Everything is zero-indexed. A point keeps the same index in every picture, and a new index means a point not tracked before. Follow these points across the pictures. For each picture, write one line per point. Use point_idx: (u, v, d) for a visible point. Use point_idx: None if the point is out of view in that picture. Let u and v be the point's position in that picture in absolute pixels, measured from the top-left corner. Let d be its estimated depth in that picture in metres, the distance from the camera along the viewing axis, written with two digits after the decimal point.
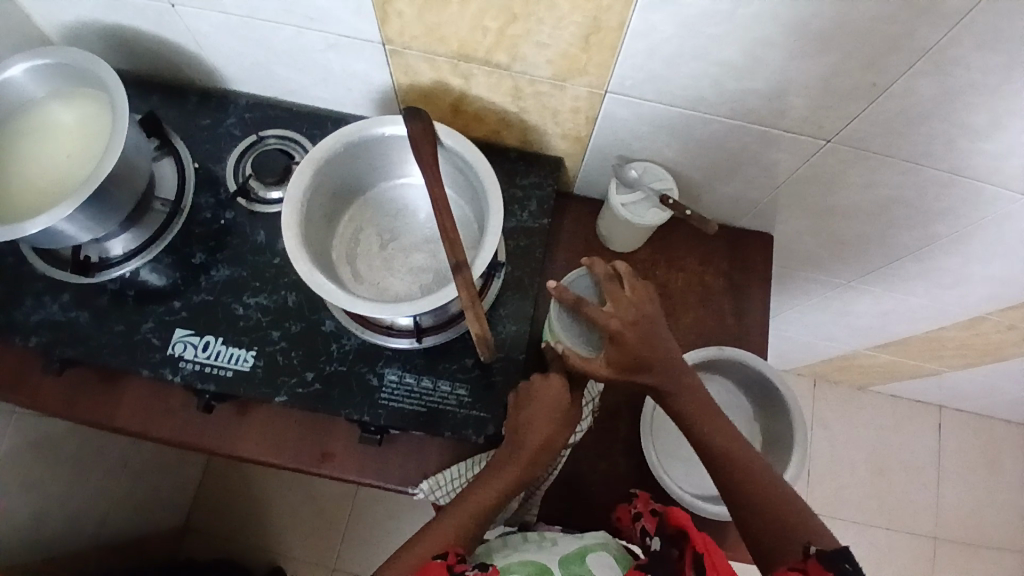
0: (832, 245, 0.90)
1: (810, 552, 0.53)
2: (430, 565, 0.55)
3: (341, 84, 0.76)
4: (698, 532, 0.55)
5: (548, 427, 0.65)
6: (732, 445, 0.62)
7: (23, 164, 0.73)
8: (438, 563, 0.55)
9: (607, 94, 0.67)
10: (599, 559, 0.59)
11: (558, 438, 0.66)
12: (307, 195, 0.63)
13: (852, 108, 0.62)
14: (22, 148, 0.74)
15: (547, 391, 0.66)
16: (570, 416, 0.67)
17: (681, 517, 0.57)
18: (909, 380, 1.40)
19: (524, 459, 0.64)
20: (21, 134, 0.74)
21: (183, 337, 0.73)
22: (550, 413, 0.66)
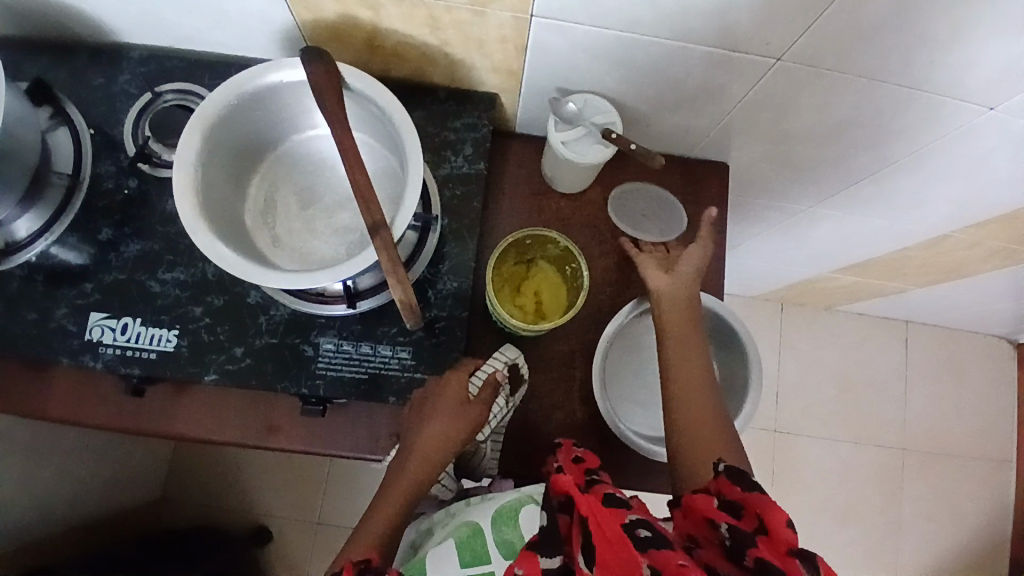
0: (788, 172, 0.86)
1: (719, 471, 0.54)
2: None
3: (240, 26, 0.67)
4: (584, 495, 0.48)
5: (447, 429, 0.65)
6: (681, 343, 0.65)
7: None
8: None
9: (533, 18, 0.60)
10: (532, 514, 0.58)
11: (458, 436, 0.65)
12: (201, 157, 0.56)
13: (800, 22, 0.56)
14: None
15: (446, 390, 0.66)
16: (473, 408, 0.66)
17: (565, 483, 0.49)
18: (874, 299, 1.40)
19: (423, 462, 0.64)
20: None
21: (100, 321, 0.68)
22: (453, 413, 0.65)
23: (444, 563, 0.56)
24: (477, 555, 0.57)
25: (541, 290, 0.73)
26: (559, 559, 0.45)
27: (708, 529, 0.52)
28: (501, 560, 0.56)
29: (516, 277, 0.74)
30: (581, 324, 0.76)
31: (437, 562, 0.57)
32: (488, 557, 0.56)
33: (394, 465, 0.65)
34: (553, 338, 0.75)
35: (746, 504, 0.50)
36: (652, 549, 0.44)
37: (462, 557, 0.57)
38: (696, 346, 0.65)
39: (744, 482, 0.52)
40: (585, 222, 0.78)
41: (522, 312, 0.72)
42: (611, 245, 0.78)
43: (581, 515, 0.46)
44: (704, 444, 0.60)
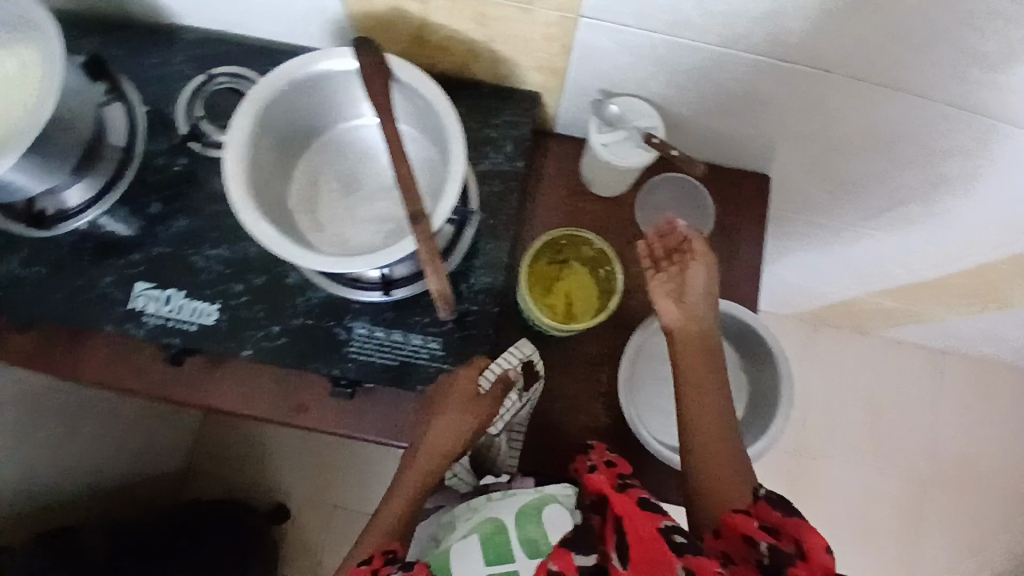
0: (833, 186, 0.84)
1: (759, 495, 0.56)
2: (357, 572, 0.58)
3: (292, 13, 0.69)
4: (617, 496, 0.53)
5: (453, 426, 0.67)
6: (696, 346, 0.65)
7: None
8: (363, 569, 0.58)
9: (581, 19, 0.60)
10: (554, 513, 0.58)
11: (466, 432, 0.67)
12: (253, 139, 0.58)
13: (848, 33, 0.56)
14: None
15: (457, 388, 0.67)
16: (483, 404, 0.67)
17: (600, 484, 0.55)
18: (912, 325, 1.36)
19: (432, 456, 0.67)
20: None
21: (144, 291, 0.70)
22: (462, 412, 0.66)
23: (467, 560, 0.56)
24: (500, 554, 0.56)
25: (572, 289, 0.73)
26: (595, 557, 0.50)
27: (744, 546, 0.54)
28: (524, 558, 0.55)
29: (548, 277, 0.74)
30: (609, 327, 0.76)
31: (460, 560, 0.56)
32: (511, 555, 0.55)
33: (407, 458, 0.69)
34: (581, 339, 0.76)
35: (783, 526, 0.53)
36: (686, 554, 0.47)
37: (487, 555, 0.56)
38: (714, 364, 0.65)
39: (782, 506, 0.54)
40: (620, 226, 0.78)
41: (552, 311, 0.73)
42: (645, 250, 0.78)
43: (615, 514, 0.52)
44: (732, 476, 0.59)
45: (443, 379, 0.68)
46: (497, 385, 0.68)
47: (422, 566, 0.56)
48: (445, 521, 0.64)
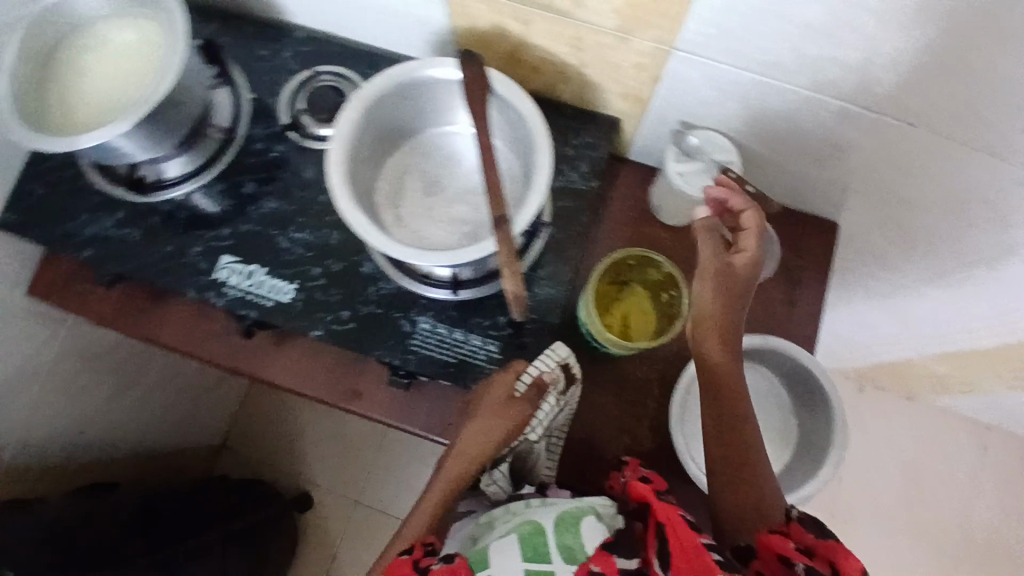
0: (899, 241, 0.84)
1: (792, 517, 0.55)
2: (396, 561, 0.58)
3: (399, 21, 0.74)
4: (660, 504, 0.55)
5: (486, 429, 0.65)
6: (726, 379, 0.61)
7: (67, 81, 0.74)
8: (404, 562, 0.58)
9: (674, 51, 0.63)
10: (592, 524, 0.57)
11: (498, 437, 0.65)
12: (356, 132, 0.62)
13: (939, 90, 0.57)
14: (67, 64, 0.75)
15: (492, 391, 0.66)
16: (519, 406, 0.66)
17: (642, 490, 0.57)
18: (961, 395, 1.33)
19: (460, 461, 0.65)
20: (70, 51, 0.75)
21: (229, 264, 0.75)
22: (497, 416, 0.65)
23: (505, 556, 0.55)
24: (537, 553, 0.55)
25: (631, 310, 0.75)
26: (636, 560, 0.53)
27: (781, 567, 0.52)
28: (562, 562, 0.54)
29: (607, 297, 0.75)
30: (663, 353, 0.77)
31: (498, 555, 0.56)
32: (548, 556, 0.54)
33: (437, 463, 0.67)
34: (633, 361, 0.77)
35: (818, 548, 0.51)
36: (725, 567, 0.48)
37: (523, 552, 0.55)
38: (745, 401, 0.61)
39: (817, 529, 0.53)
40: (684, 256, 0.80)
41: (609, 329, 0.74)
42: None
43: (657, 521, 0.53)
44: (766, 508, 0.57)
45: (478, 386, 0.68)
46: (533, 389, 0.67)
47: (461, 561, 0.56)
48: (483, 521, 0.64)
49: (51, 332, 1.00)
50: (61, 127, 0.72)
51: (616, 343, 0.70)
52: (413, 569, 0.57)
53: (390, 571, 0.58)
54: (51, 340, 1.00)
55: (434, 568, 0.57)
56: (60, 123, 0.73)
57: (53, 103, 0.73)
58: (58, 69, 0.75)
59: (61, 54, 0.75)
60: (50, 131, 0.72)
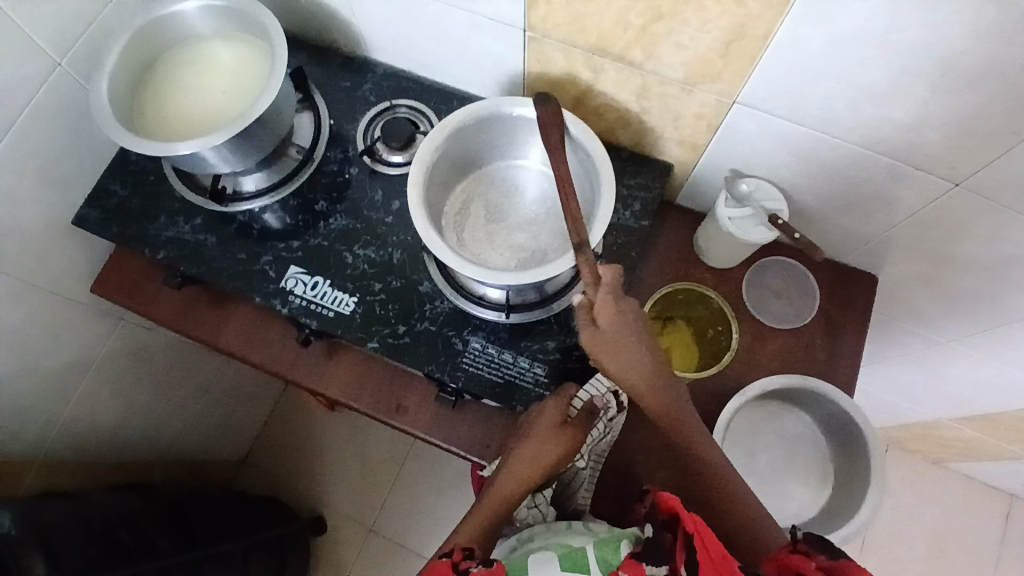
0: (938, 299, 0.86)
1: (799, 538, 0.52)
2: (436, 561, 0.58)
3: (475, 63, 0.80)
4: (689, 514, 0.54)
5: (539, 453, 0.66)
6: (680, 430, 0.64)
7: (166, 91, 0.81)
8: (445, 561, 0.58)
9: (736, 104, 0.67)
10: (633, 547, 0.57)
11: (549, 461, 0.66)
12: (434, 158, 0.68)
13: (989, 153, 0.60)
14: (168, 76, 0.82)
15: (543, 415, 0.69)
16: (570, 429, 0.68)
17: (671, 500, 0.56)
18: (990, 463, 1.31)
19: (510, 481, 0.66)
20: (172, 64, 0.82)
21: (296, 274, 0.79)
22: (546, 437, 0.67)
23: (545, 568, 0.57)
24: (576, 565, 0.56)
25: (678, 340, 0.81)
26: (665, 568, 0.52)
27: None
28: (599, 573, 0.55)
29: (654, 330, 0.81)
30: (703, 390, 0.79)
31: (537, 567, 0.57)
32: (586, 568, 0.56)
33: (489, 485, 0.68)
34: None
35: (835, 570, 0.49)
36: None
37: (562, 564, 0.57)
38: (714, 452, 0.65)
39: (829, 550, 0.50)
40: (726, 298, 0.83)
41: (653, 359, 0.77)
42: (747, 325, 0.82)
43: (685, 532, 0.53)
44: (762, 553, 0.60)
45: (529, 412, 0.71)
46: (583, 413, 0.69)
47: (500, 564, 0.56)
48: (524, 537, 0.66)
49: (108, 329, 1.04)
50: (155, 131, 0.79)
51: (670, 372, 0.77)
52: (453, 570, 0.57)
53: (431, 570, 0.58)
54: (107, 336, 1.04)
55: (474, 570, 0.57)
56: (154, 127, 0.79)
57: (149, 108, 0.80)
58: (160, 79, 0.82)
59: (164, 67, 0.82)
60: (144, 133, 0.78)
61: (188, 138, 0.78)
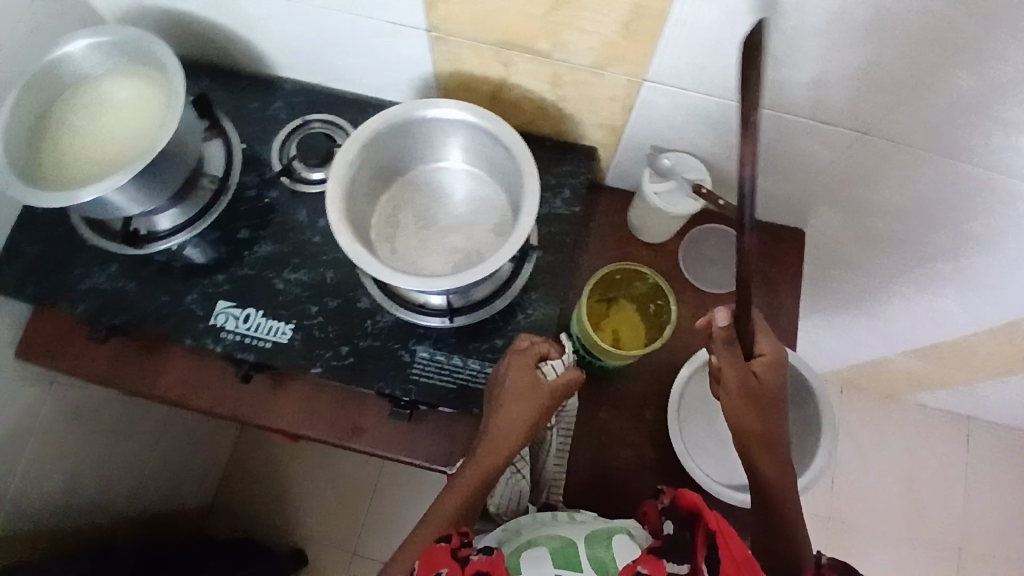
0: (865, 244, 0.90)
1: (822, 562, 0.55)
2: (435, 549, 0.60)
3: (385, 70, 0.79)
4: (711, 512, 0.57)
5: (511, 414, 0.66)
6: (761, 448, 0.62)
7: (62, 137, 0.76)
8: (442, 548, 0.60)
9: (646, 82, 0.68)
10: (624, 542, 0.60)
11: (524, 422, 0.66)
12: (351, 171, 0.66)
13: (889, 100, 0.63)
14: (61, 121, 0.77)
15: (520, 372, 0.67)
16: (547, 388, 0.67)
17: (693, 497, 0.59)
18: (938, 389, 1.38)
19: (499, 446, 0.66)
20: (64, 108, 0.77)
21: (225, 309, 0.76)
22: (528, 399, 0.66)
23: (540, 566, 0.58)
24: (569, 562, 0.58)
25: (623, 320, 0.78)
26: (687, 566, 0.54)
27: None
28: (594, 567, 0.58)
29: (596, 314, 0.78)
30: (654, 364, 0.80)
31: (531, 566, 0.59)
32: (580, 564, 0.58)
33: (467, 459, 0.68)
34: (628, 375, 0.80)
35: None
36: None
37: (555, 561, 0.59)
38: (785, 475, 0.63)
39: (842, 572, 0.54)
40: (666, 271, 0.84)
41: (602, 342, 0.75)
42: (689, 295, 0.83)
43: (708, 529, 0.56)
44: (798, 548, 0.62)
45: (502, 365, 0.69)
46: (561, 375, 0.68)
47: (500, 555, 0.58)
48: (510, 528, 0.67)
49: (41, 392, 0.98)
50: (53, 179, 0.74)
51: (610, 355, 0.74)
52: (452, 558, 0.59)
53: (429, 557, 0.59)
54: (41, 399, 0.98)
55: (474, 558, 0.58)
56: (53, 176, 0.74)
57: (46, 158, 0.75)
58: (52, 125, 0.77)
59: (57, 112, 0.77)
60: (44, 185, 0.73)
61: (92, 182, 0.73)
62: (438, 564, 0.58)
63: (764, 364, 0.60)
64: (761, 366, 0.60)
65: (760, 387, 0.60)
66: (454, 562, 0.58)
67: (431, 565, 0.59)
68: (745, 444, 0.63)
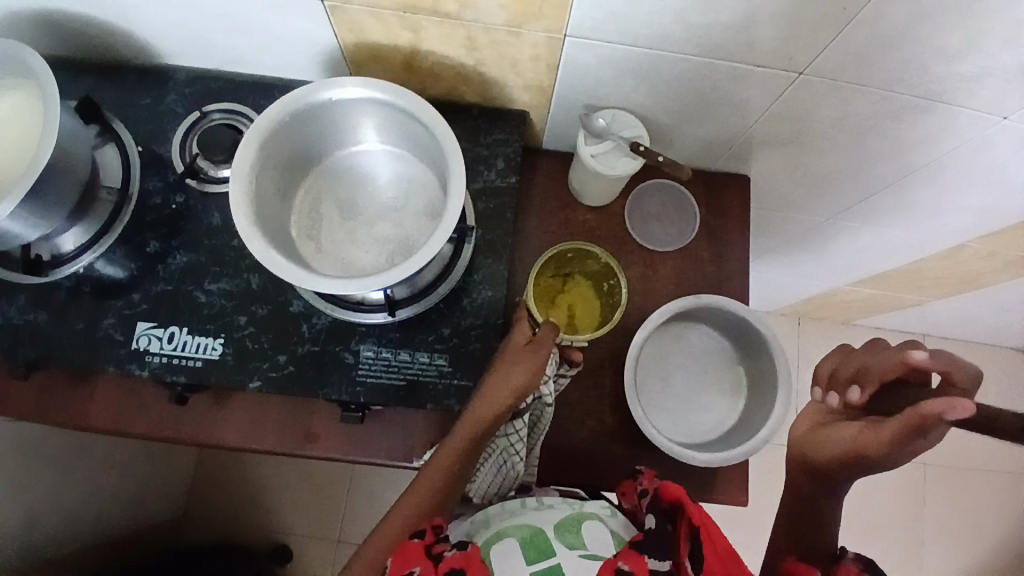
0: (809, 183, 0.88)
1: None
2: (408, 544, 0.57)
3: (284, 48, 0.72)
4: (694, 506, 0.59)
5: (506, 383, 0.63)
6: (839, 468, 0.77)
7: None
8: (417, 543, 0.57)
9: (567, 38, 0.63)
10: (595, 528, 0.59)
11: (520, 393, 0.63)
12: (254, 170, 0.60)
13: (823, 35, 0.59)
14: None
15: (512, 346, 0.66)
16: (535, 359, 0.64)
17: (677, 492, 0.60)
18: (891, 312, 1.41)
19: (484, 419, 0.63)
20: None
21: (146, 330, 0.70)
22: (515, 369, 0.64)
23: (511, 562, 0.56)
24: (541, 551, 0.57)
25: (579, 295, 0.78)
26: (670, 562, 0.55)
27: None
28: (565, 551, 0.56)
29: (552, 290, 0.78)
30: (609, 331, 0.77)
31: (502, 563, 0.56)
32: (552, 550, 0.56)
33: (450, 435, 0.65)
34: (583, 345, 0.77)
35: None
36: None
37: (527, 555, 0.57)
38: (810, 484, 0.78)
39: None
40: (612, 234, 0.81)
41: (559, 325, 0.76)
42: (638, 255, 0.80)
43: (693, 524, 0.58)
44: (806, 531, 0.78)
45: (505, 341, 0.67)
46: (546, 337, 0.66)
47: (475, 549, 0.55)
48: (477, 519, 0.63)
49: None
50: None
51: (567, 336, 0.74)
52: (425, 555, 0.56)
53: (401, 553, 0.57)
54: None
55: (447, 554, 0.55)
56: None
57: None
58: None
59: None
60: None
61: None
62: (409, 561, 0.56)
63: (921, 445, 0.74)
64: (920, 445, 0.75)
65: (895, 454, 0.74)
66: (427, 559, 0.56)
67: (405, 561, 0.56)
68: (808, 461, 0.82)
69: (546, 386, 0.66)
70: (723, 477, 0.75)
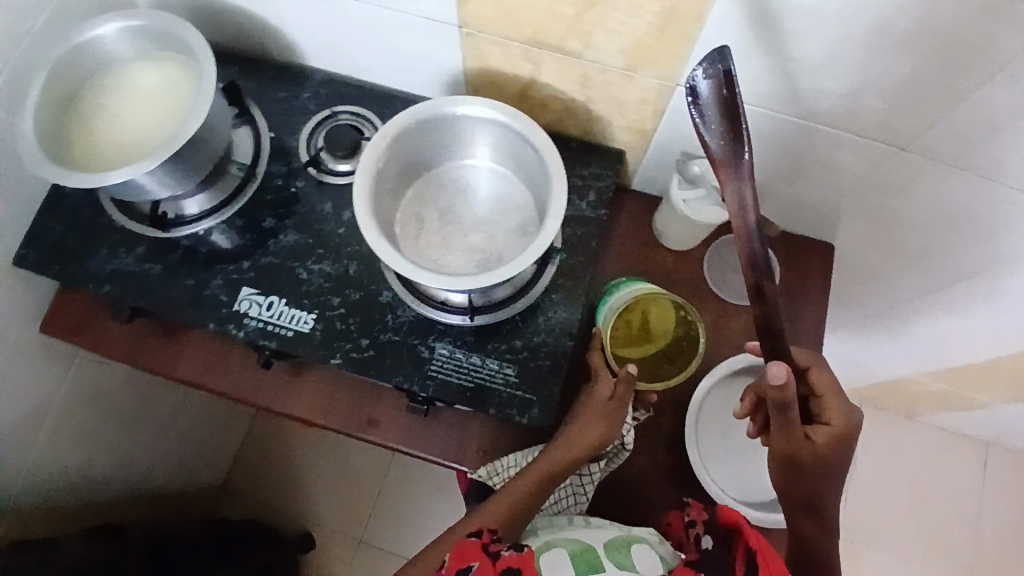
0: (892, 261, 0.88)
1: None
2: (466, 543, 0.59)
3: (413, 64, 0.79)
4: (750, 529, 0.58)
5: (590, 430, 0.69)
6: (794, 502, 0.64)
7: (95, 119, 0.77)
8: (474, 542, 0.59)
9: (677, 87, 0.67)
10: (643, 552, 0.61)
11: (599, 437, 0.68)
12: (377, 165, 0.66)
13: (930, 116, 0.61)
14: (96, 104, 0.78)
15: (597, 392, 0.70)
16: (615, 408, 0.70)
17: (733, 515, 0.60)
18: (960, 411, 1.35)
19: (565, 454, 0.68)
20: (98, 91, 0.78)
21: (249, 295, 0.77)
22: (599, 419, 0.69)
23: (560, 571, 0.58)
24: (591, 566, 0.58)
25: (648, 316, 0.78)
26: None
27: None
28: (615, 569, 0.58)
29: (623, 329, 0.77)
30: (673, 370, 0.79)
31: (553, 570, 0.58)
32: (601, 567, 0.58)
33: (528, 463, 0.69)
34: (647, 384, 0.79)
35: None
36: None
37: (578, 567, 0.58)
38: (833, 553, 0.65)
39: None
40: (687, 278, 0.83)
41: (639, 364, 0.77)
42: (711, 303, 0.82)
43: (748, 547, 0.57)
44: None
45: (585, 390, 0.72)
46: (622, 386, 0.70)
47: (530, 552, 0.56)
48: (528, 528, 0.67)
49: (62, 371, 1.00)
50: (87, 161, 0.75)
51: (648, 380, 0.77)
52: (483, 552, 0.58)
53: (460, 551, 0.58)
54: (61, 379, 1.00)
55: (504, 553, 0.57)
56: (85, 158, 0.75)
57: (79, 140, 0.76)
58: (88, 108, 0.78)
59: (92, 94, 0.78)
60: (76, 167, 0.75)
61: (123, 165, 0.74)
62: (467, 556, 0.58)
63: (831, 428, 0.61)
64: (827, 428, 0.61)
65: (801, 447, 0.60)
66: (485, 557, 0.57)
67: (463, 557, 0.58)
68: (792, 506, 0.64)
69: (627, 433, 0.72)
70: (768, 538, 0.74)
